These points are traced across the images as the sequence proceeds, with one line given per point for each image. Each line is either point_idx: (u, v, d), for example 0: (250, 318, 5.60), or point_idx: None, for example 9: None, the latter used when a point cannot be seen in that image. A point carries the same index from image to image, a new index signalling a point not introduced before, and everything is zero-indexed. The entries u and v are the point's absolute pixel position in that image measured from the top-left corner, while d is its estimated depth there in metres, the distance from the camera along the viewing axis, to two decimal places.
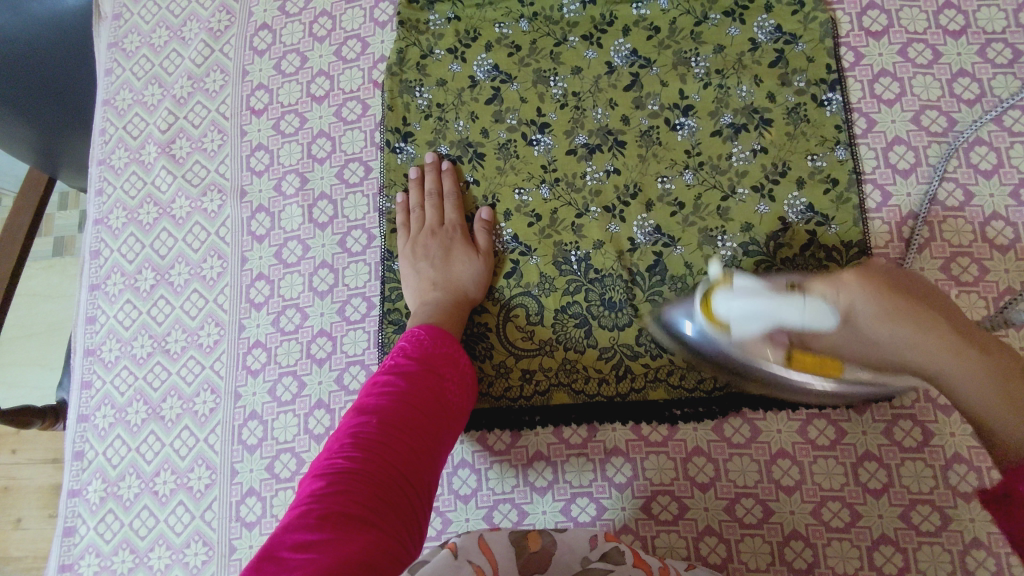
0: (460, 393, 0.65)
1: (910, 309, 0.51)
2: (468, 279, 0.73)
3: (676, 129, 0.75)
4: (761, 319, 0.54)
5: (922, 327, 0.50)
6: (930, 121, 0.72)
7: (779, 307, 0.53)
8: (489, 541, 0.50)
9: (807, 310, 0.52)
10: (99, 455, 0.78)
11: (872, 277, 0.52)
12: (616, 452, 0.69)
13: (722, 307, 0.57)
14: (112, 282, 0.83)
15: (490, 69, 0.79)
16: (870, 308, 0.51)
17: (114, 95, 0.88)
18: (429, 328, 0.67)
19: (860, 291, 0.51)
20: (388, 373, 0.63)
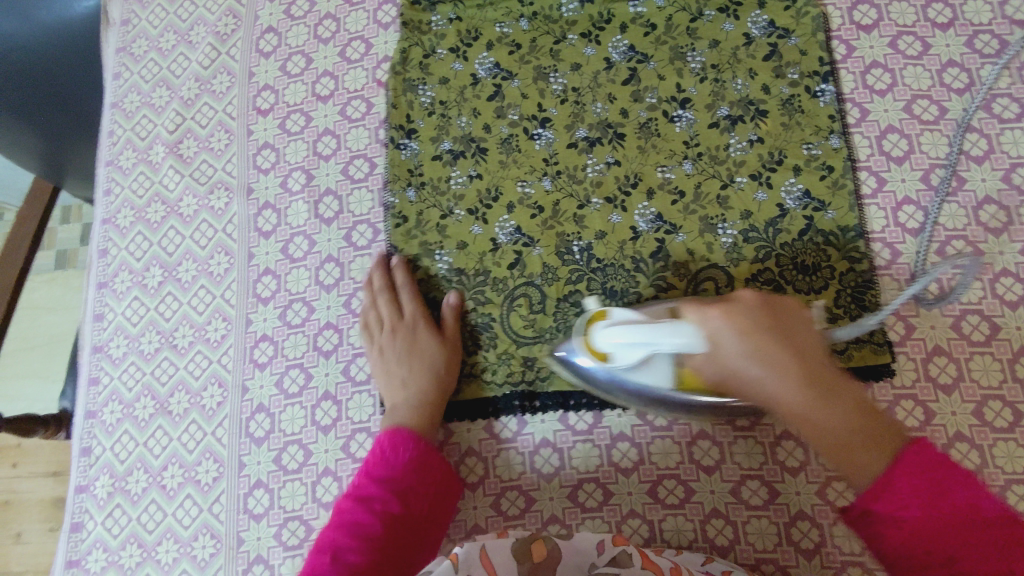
0: (429, 504, 0.66)
1: (771, 341, 0.52)
2: (439, 367, 0.72)
3: (674, 121, 0.77)
4: (635, 343, 0.56)
5: (777, 352, 0.52)
6: (921, 109, 0.74)
7: (650, 336, 0.55)
8: (489, 549, 0.54)
9: (678, 333, 0.53)
10: (107, 451, 0.78)
11: (740, 309, 0.53)
12: (621, 437, 0.70)
13: (599, 338, 0.60)
14: (120, 280, 0.83)
15: (491, 67, 0.81)
16: (737, 344, 0.52)
17: (122, 98, 0.90)
18: (411, 431, 0.68)
19: (722, 325, 0.53)
20: (354, 498, 0.63)
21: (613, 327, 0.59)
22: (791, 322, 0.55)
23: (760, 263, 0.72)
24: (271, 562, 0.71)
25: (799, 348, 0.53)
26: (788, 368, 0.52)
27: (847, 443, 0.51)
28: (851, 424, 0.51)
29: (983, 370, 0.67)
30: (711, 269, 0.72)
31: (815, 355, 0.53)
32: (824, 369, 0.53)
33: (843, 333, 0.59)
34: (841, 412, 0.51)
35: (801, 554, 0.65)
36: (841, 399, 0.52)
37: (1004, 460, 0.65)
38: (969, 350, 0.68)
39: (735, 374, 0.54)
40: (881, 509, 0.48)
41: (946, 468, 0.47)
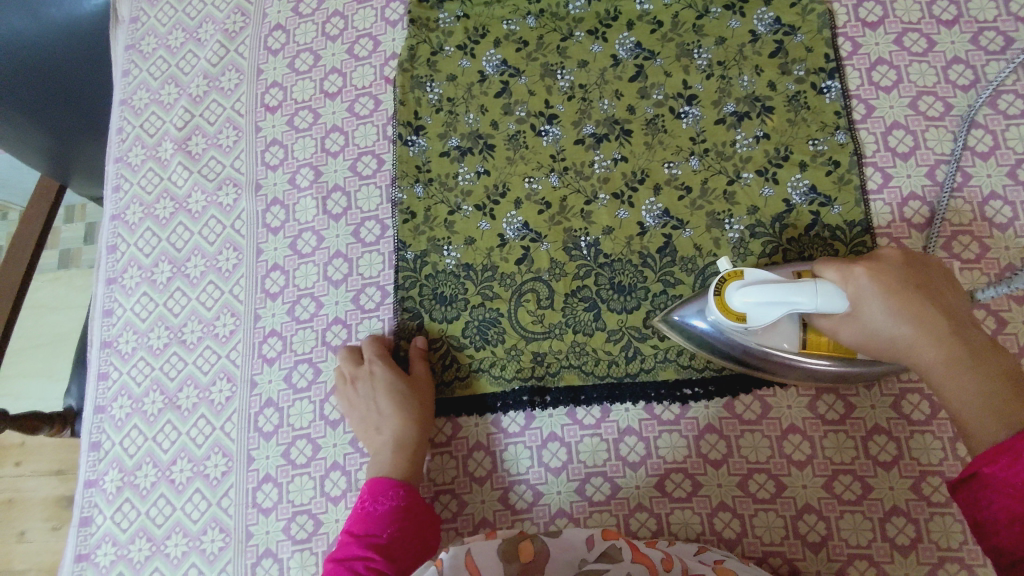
0: (417, 549, 0.63)
1: (915, 300, 0.56)
2: (406, 410, 0.71)
3: (681, 118, 0.77)
4: (779, 304, 0.56)
5: (919, 312, 0.55)
6: (927, 105, 0.75)
7: (790, 293, 0.56)
8: (475, 552, 0.56)
9: (819, 292, 0.55)
10: (116, 445, 0.78)
11: (890, 270, 0.57)
12: (629, 431, 0.70)
13: (733, 298, 0.59)
14: (129, 275, 0.84)
15: (499, 64, 0.82)
16: (879, 300, 0.56)
17: (131, 95, 0.90)
18: (388, 483, 0.66)
19: (868, 283, 0.56)
20: (337, 559, 0.60)
21: (743, 287, 0.58)
22: (945, 294, 0.57)
23: (767, 259, 0.72)
24: (279, 555, 0.72)
25: (947, 311, 0.56)
26: (932, 326, 0.55)
27: (971, 403, 0.52)
28: (987, 386, 0.52)
29: None
30: (718, 264, 0.73)
31: (961, 320, 0.55)
32: (967, 333, 0.55)
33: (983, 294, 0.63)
34: (982, 373, 0.52)
35: (808, 547, 0.65)
36: (987, 362, 0.53)
37: None
38: None
39: (874, 333, 0.57)
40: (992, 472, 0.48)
41: None
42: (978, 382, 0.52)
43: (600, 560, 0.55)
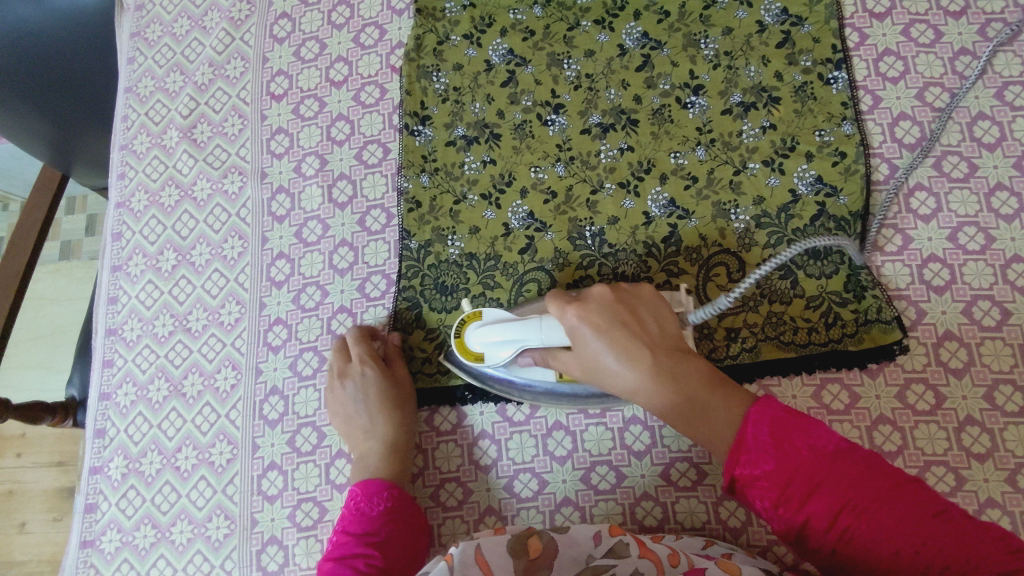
0: (411, 549, 0.64)
1: (617, 331, 0.58)
2: (392, 411, 0.71)
3: (687, 108, 0.77)
4: (509, 341, 0.63)
5: (622, 338, 0.57)
6: (934, 96, 0.75)
7: (521, 330, 0.63)
8: (484, 547, 0.55)
9: (543, 326, 0.62)
10: (121, 432, 0.78)
11: (588, 304, 0.60)
12: (634, 420, 0.71)
13: (473, 339, 0.66)
14: (134, 263, 0.84)
15: (505, 53, 0.82)
16: (595, 337, 0.58)
17: (136, 83, 0.90)
18: (381, 483, 0.67)
19: (576, 322, 0.59)
20: (335, 556, 0.62)
21: (484, 327, 0.65)
22: (641, 312, 0.60)
23: (772, 248, 0.72)
24: (284, 542, 0.72)
25: (646, 335, 0.58)
26: (636, 353, 0.57)
27: (697, 419, 0.54)
28: (698, 397, 0.54)
29: (995, 355, 0.67)
30: (723, 254, 0.73)
31: (657, 336, 0.58)
32: (670, 350, 0.57)
33: (694, 317, 0.62)
34: (679, 384, 0.55)
35: None
36: (684, 368, 0.56)
37: (1015, 444, 0.65)
38: (981, 335, 0.68)
39: (603, 369, 0.58)
40: (743, 472, 0.48)
41: (788, 420, 0.49)
42: (688, 395, 0.54)
43: (607, 556, 0.55)
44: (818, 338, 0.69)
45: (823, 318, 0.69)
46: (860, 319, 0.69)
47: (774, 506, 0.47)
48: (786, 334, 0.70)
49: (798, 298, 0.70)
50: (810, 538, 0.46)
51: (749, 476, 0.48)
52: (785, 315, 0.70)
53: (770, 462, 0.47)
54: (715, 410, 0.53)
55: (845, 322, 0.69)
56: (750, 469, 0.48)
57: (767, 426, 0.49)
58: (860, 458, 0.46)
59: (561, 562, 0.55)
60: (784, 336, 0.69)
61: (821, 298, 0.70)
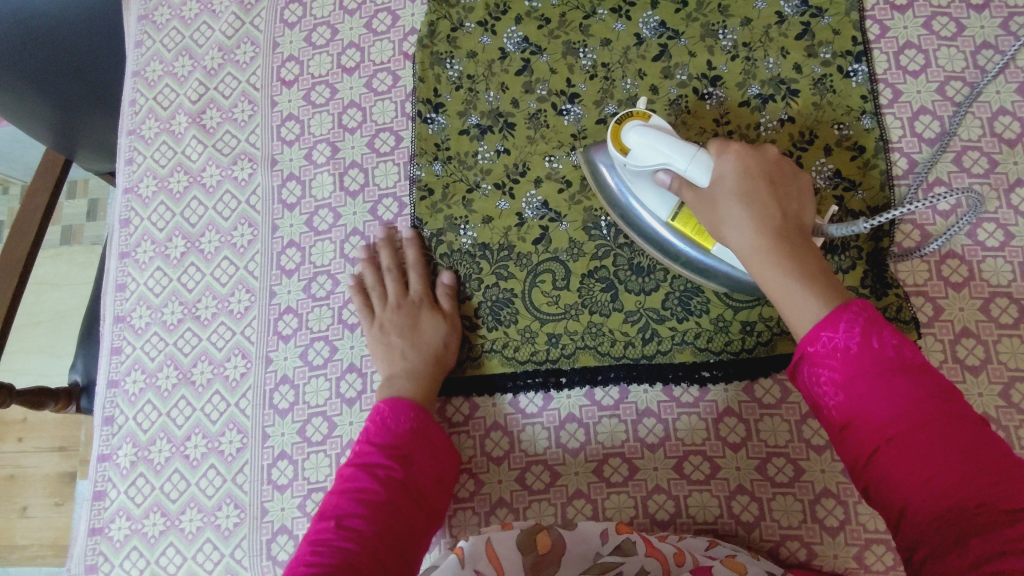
0: (436, 465, 0.65)
1: (762, 194, 0.58)
2: (432, 345, 0.71)
3: (705, 99, 0.76)
4: (658, 151, 0.60)
5: (761, 203, 0.58)
6: (954, 91, 0.74)
7: (672, 151, 0.59)
8: (495, 541, 0.55)
9: (695, 158, 0.59)
10: (129, 420, 0.78)
11: (753, 164, 0.59)
12: (648, 413, 0.70)
13: (627, 134, 0.62)
14: (142, 250, 0.83)
15: (520, 41, 0.81)
16: (737, 189, 0.58)
17: (144, 67, 0.89)
18: (399, 403, 0.66)
19: (731, 170, 0.59)
20: (359, 462, 0.63)
21: (642, 128, 0.61)
22: (791, 190, 0.60)
23: None
24: (294, 532, 0.72)
25: (785, 209, 0.58)
26: (766, 215, 0.57)
27: (794, 296, 0.54)
28: (807, 275, 0.54)
29: (1012, 352, 0.67)
30: None
31: (793, 219, 0.59)
32: (798, 238, 0.57)
33: (834, 231, 0.60)
34: (794, 259, 0.55)
35: (826, 532, 0.66)
36: (801, 248, 0.56)
37: None
38: (998, 332, 0.68)
39: (721, 221, 0.59)
40: (817, 346, 0.50)
41: (882, 323, 0.49)
42: (797, 269, 0.54)
43: (614, 553, 0.56)
44: None
45: None
46: (877, 315, 0.68)
47: (831, 385, 0.49)
48: None
49: None
50: (856, 430, 0.48)
51: (822, 352, 0.50)
52: None
53: (846, 351, 0.49)
54: (817, 296, 0.52)
55: None
56: (824, 347, 0.50)
57: (860, 318, 0.49)
58: (943, 387, 0.47)
59: (567, 560, 0.56)
60: None
61: None
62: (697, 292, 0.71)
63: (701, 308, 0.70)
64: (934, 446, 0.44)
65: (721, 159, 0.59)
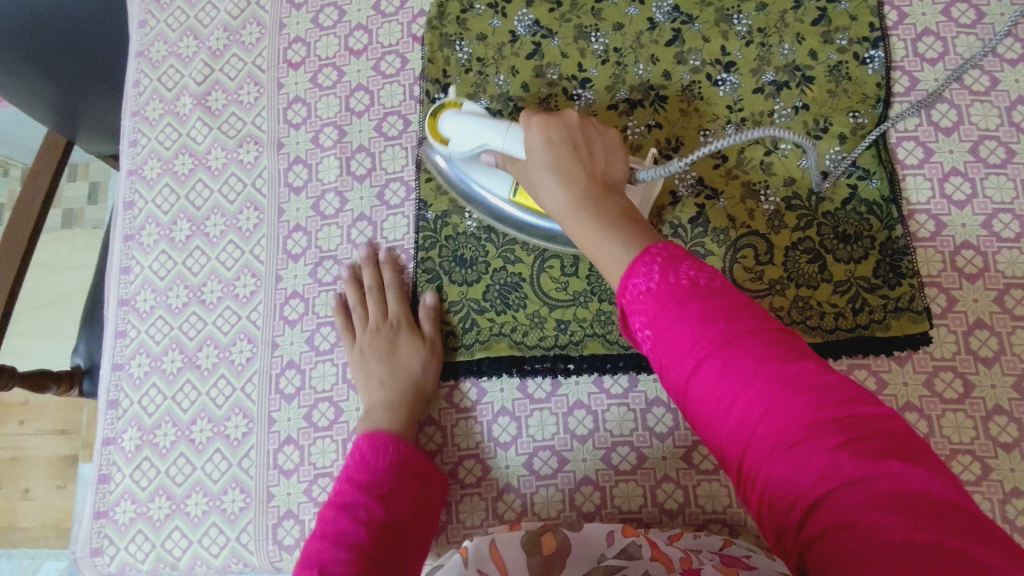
0: (417, 496, 0.65)
1: (566, 156, 0.58)
2: (412, 373, 0.70)
3: (718, 85, 0.75)
4: (475, 134, 0.64)
5: (568, 167, 0.58)
6: (972, 79, 0.73)
7: (489, 129, 0.64)
8: (500, 544, 0.56)
9: (509, 133, 0.62)
10: (134, 404, 0.78)
11: (559, 126, 0.60)
12: (657, 402, 0.70)
13: (445, 123, 0.67)
14: (147, 233, 0.82)
15: (531, 24, 0.79)
16: (543, 153, 0.59)
17: (148, 47, 0.87)
18: (370, 438, 0.67)
19: (538, 141, 0.59)
20: (339, 505, 0.62)
21: (458, 115, 0.66)
22: (597, 146, 0.61)
23: (801, 231, 0.70)
24: (300, 517, 0.71)
25: (591, 165, 0.59)
26: (572, 176, 0.58)
27: (600, 251, 0.54)
28: (607, 227, 0.54)
29: None
30: (751, 235, 0.71)
31: (601, 177, 0.59)
32: (603, 194, 0.57)
33: (643, 174, 0.64)
34: (594, 210, 0.55)
35: None
36: (605, 204, 0.56)
37: None
38: (1012, 324, 0.67)
39: (538, 188, 0.60)
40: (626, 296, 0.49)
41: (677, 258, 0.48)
42: (599, 223, 0.55)
43: (619, 557, 0.55)
44: (845, 324, 0.68)
45: (851, 303, 0.68)
46: (889, 305, 0.68)
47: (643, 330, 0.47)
48: (813, 319, 0.69)
49: (826, 283, 0.69)
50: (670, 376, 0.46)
51: (631, 300, 0.48)
52: (812, 299, 0.69)
53: (650, 291, 0.47)
54: (617, 243, 0.53)
55: (873, 309, 0.68)
56: (630, 297, 0.48)
57: (660, 261, 0.48)
58: (739, 304, 0.46)
59: (573, 561, 0.56)
60: (811, 321, 0.69)
61: (849, 283, 0.69)
62: None
63: None
64: (728, 375, 0.42)
65: (527, 133, 0.60)
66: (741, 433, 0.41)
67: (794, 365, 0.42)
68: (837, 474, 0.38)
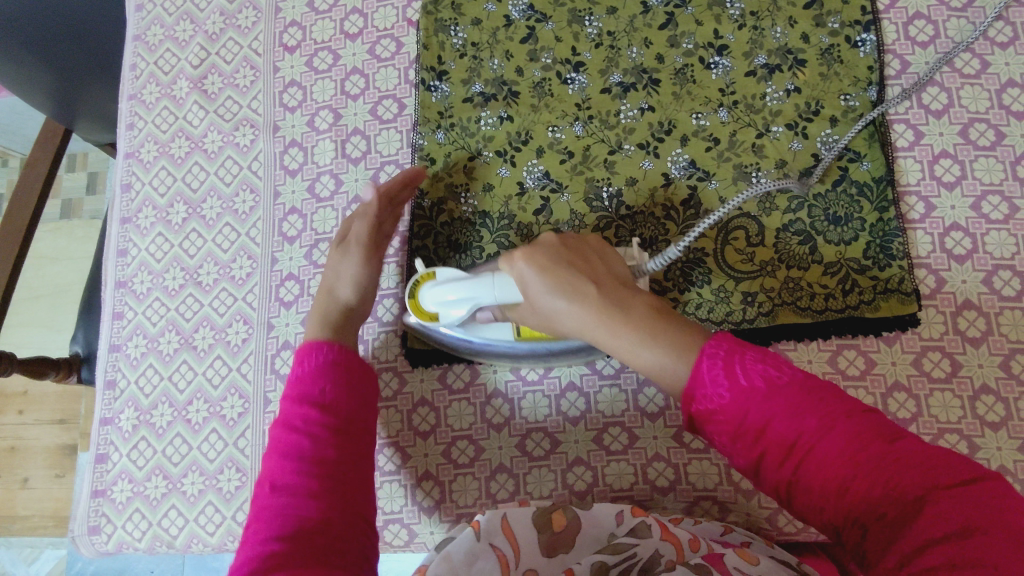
0: (360, 399, 0.61)
1: (569, 275, 0.56)
2: (333, 277, 0.70)
3: (710, 68, 0.76)
4: (463, 301, 0.61)
5: (578, 284, 0.55)
6: (963, 62, 0.73)
7: (475, 292, 0.60)
8: (511, 517, 0.55)
9: (497, 290, 0.59)
10: (131, 384, 0.78)
11: (544, 250, 0.58)
12: (648, 383, 0.71)
13: (427, 299, 0.63)
14: (144, 215, 0.83)
15: (525, 9, 0.80)
16: (540, 280, 0.56)
17: (145, 31, 0.88)
18: (310, 352, 0.63)
19: (528, 271, 0.56)
20: (283, 424, 0.58)
21: (437, 287, 0.62)
22: (588, 252, 0.60)
23: (792, 214, 0.71)
24: None
25: (596, 277, 0.57)
26: (583, 291, 0.55)
27: (653, 366, 0.50)
28: (645, 338, 0.51)
29: (1013, 324, 0.67)
30: (743, 218, 0.72)
31: (615, 284, 0.56)
32: (626, 297, 0.54)
33: (653, 265, 0.60)
34: (628, 316, 0.53)
35: None
36: (631, 307, 0.54)
37: None
38: (1000, 305, 0.68)
39: (556, 316, 0.56)
40: (702, 409, 0.47)
41: (746, 348, 0.47)
42: (637, 331, 0.52)
43: (629, 537, 0.55)
44: (835, 305, 0.69)
45: (841, 284, 0.69)
46: (878, 286, 0.69)
47: (728, 435, 0.46)
48: (803, 300, 0.69)
49: (816, 265, 0.70)
50: (765, 472, 0.45)
51: (708, 412, 0.46)
52: (803, 281, 0.69)
53: (724, 396, 0.45)
54: (668, 351, 0.50)
55: (862, 290, 0.69)
56: (707, 405, 0.46)
57: (723, 360, 0.46)
58: (816, 388, 0.44)
59: (581, 540, 0.56)
60: (801, 302, 0.69)
61: (839, 264, 0.69)
62: (700, 263, 0.71)
63: (703, 279, 0.71)
64: (825, 463, 0.41)
65: (512, 269, 0.57)
66: (851, 511, 0.40)
67: (886, 446, 0.41)
68: (931, 532, 0.36)
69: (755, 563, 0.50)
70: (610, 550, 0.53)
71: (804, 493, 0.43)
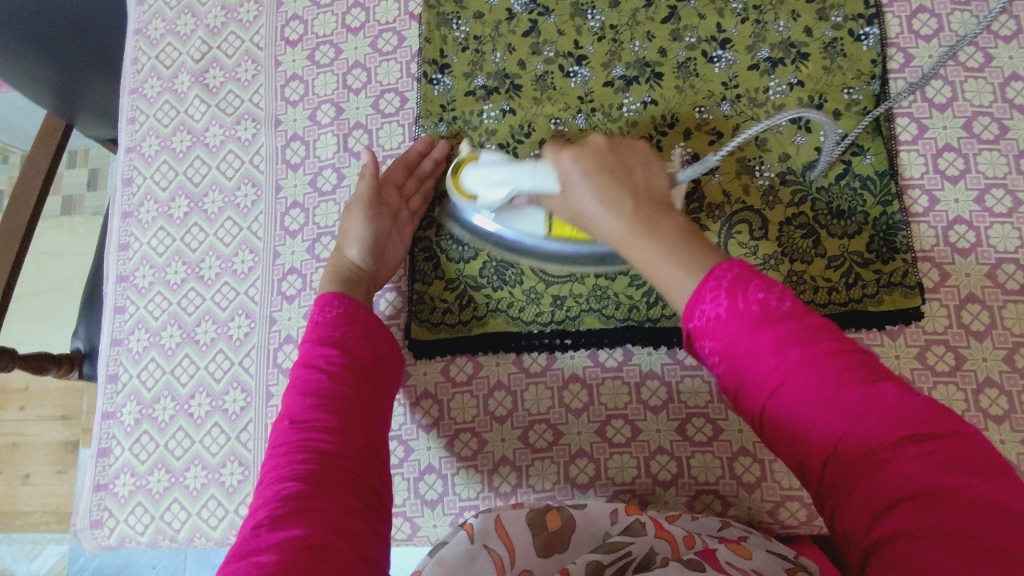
0: (376, 351, 0.61)
1: (609, 185, 0.55)
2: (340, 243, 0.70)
3: (713, 62, 0.75)
4: (502, 182, 0.62)
5: (616, 192, 0.55)
6: (967, 56, 0.73)
7: (514, 174, 0.61)
8: (505, 518, 0.54)
9: (536, 172, 0.60)
10: (133, 378, 0.78)
11: (588, 155, 0.58)
12: (651, 375, 0.71)
13: (468, 178, 0.67)
14: (145, 210, 0.83)
15: (527, 2, 0.79)
16: (582, 181, 0.57)
17: (146, 25, 0.88)
18: (329, 304, 0.63)
19: (571, 165, 0.58)
20: (302, 364, 0.57)
21: (479, 167, 0.65)
22: (634, 160, 0.59)
23: (795, 207, 0.71)
24: None
25: (635, 187, 0.56)
26: (618, 200, 0.55)
27: (663, 278, 0.49)
28: (665, 249, 0.50)
29: (1017, 317, 0.67)
30: (746, 211, 0.71)
31: (648, 198, 0.55)
32: (655, 214, 0.53)
33: (687, 173, 0.60)
34: (651, 229, 0.52)
35: None
36: (659, 223, 0.52)
37: None
38: (1003, 298, 0.68)
39: (584, 213, 0.57)
40: (694, 326, 0.45)
41: (749, 275, 0.45)
42: (657, 246, 0.50)
43: (623, 535, 0.55)
44: (838, 298, 0.69)
45: (844, 278, 0.69)
46: (882, 280, 0.68)
47: (713, 358, 0.44)
48: (806, 294, 0.69)
49: (820, 258, 0.69)
50: (743, 399, 0.43)
51: (699, 330, 0.45)
52: (806, 274, 0.69)
53: (719, 314, 0.44)
54: (678, 265, 0.48)
55: (866, 283, 0.69)
56: (698, 323, 0.45)
57: (726, 282, 0.44)
58: (813, 323, 0.42)
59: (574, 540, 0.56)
60: (804, 296, 0.69)
61: (843, 257, 0.69)
62: None
63: None
64: (803, 398, 0.39)
65: (558, 162, 0.59)
66: (822, 442, 0.39)
67: (864, 386, 0.38)
68: (900, 486, 0.35)
69: (749, 558, 0.50)
70: (605, 549, 0.52)
71: (772, 421, 0.41)
